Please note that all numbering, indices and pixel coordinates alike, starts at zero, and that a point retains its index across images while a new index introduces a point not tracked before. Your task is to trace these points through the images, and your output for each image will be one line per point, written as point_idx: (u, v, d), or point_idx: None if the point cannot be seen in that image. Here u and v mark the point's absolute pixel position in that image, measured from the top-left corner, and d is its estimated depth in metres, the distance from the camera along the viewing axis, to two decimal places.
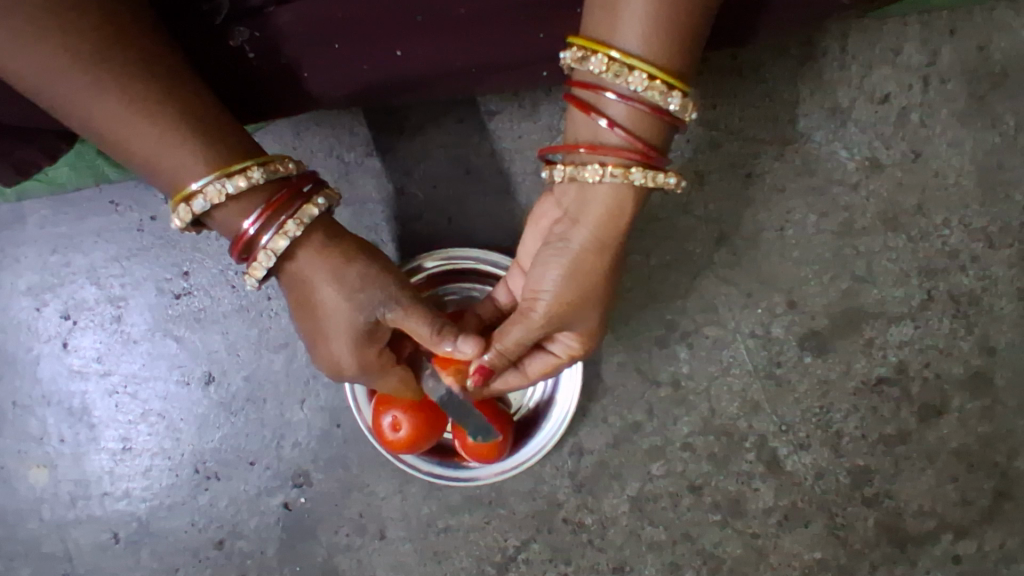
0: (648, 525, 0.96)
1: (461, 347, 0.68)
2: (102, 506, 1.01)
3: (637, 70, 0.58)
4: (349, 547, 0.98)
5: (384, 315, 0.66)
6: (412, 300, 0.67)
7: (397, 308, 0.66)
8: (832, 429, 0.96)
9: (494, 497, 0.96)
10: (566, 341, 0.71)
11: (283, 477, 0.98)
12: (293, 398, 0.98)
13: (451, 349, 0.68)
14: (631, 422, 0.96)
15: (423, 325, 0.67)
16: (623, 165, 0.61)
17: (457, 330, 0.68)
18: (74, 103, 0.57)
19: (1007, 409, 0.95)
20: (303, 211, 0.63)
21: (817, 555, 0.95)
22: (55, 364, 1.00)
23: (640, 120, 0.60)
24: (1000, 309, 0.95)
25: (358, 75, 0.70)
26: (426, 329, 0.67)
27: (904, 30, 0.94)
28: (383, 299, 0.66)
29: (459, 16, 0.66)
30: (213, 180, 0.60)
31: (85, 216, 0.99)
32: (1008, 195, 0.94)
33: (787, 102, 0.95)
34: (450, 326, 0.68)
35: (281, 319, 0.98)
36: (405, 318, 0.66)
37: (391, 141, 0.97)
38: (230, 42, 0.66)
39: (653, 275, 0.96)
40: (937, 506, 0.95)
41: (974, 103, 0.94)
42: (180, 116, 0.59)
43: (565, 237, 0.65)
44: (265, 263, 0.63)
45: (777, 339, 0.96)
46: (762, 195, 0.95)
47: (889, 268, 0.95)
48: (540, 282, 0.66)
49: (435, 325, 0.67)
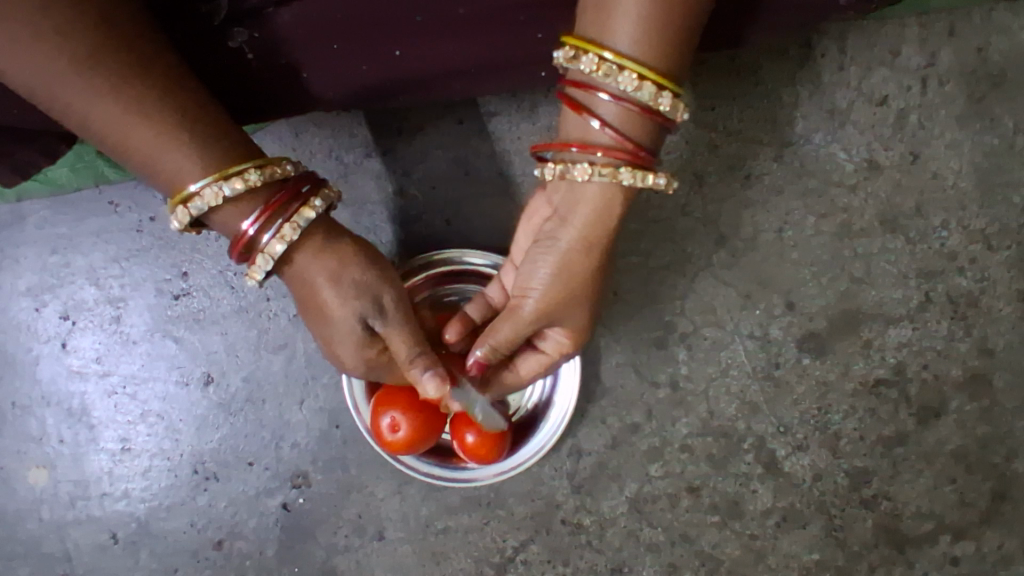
0: (646, 526, 0.96)
1: (428, 381, 0.67)
2: (102, 506, 1.01)
3: (627, 70, 0.58)
4: (348, 547, 0.98)
5: (376, 325, 0.67)
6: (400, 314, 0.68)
7: (385, 321, 0.67)
8: (830, 430, 0.96)
9: (493, 498, 0.96)
10: (556, 337, 0.71)
11: (281, 478, 0.98)
12: (292, 399, 0.98)
13: (418, 379, 0.67)
14: (630, 423, 0.96)
15: (404, 348, 0.67)
16: (612, 164, 0.62)
17: (431, 362, 0.68)
18: (71, 103, 0.57)
19: (1006, 410, 0.95)
20: (300, 215, 0.63)
21: (816, 556, 0.95)
22: (55, 364, 1.01)
23: (630, 120, 0.60)
24: (998, 310, 0.95)
25: (357, 75, 0.70)
26: (403, 353, 0.67)
27: (903, 31, 0.94)
28: (375, 309, 0.66)
29: (459, 16, 0.66)
30: (211, 183, 0.60)
31: (85, 217, 0.99)
32: (1007, 197, 0.94)
33: (786, 103, 0.95)
34: (425, 355, 0.68)
35: (281, 319, 0.98)
36: (392, 333, 0.67)
37: (390, 142, 0.97)
38: (230, 43, 0.65)
39: (652, 275, 0.96)
40: (936, 507, 0.95)
41: (973, 105, 0.94)
42: (177, 119, 0.59)
43: (553, 235, 0.66)
44: (263, 266, 0.63)
45: (776, 340, 0.96)
46: (761, 196, 0.96)
47: (887, 269, 0.95)
48: (529, 279, 0.67)
49: (410, 354, 0.67)
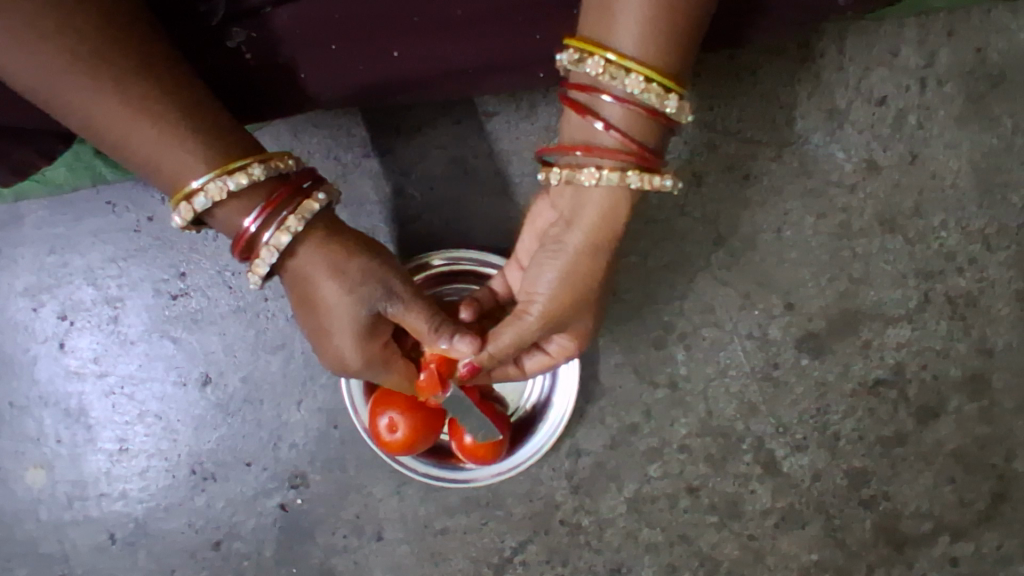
0: (645, 526, 0.96)
1: (458, 345, 0.68)
2: (100, 507, 1.01)
3: (634, 73, 0.58)
4: (346, 548, 0.98)
5: (386, 309, 0.66)
6: (411, 294, 0.68)
7: (397, 302, 0.67)
8: (829, 430, 0.96)
9: (491, 498, 0.96)
10: (560, 342, 0.72)
11: (280, 478, 0.98)
12: (290, 399, 0.98)
13: (447, 346, 0.68)
14: (629, 423, 0.96)
15: (422, 320, 0.67)
16: (620, 167, 0.61)
17: (454, 328, 0.69)
18: (72, 100, 0.57)
19: (1005, 410, 0.95)
20: (304, 207, 0.63)
21: (815, 556, 0.95)
22: (52, 365, 1.00)
23: (636, 121, 0.60)
24: (997, 310, 0.94)
25: (355, 75, 0.70)
26: (424, 324, 0.68)
27: (901, 31, 0.94)
28: (384, 293, 0.66)
29: (456, 18, 0.66)
30: (215, 178, 0.60)
31: (83, 217, 0.99)
32: (1005, 197, 0.94)
33: (785, 103, 0.95)
34: (448, 323, 0.69)
35: (278, 319, 0.98)
36: (404, 313, 0.67)
37: (388, 142, 0.97)
38: (229, 42, 0.65)
39: (650, 275, 0.96)
40: (935, 507, 0.95)
41: (972, 105, 0.94)
42: (180, 117, 0.59)
43: (559, 239, 0.65)
44: (267, 260, 0.63)
45: (774, 340, 0.96)
46: (759, 196, 0.95)
47: (886, 269, 0.95)
48: (536, 283, 0.66)
49: (434, 321, 0.68)
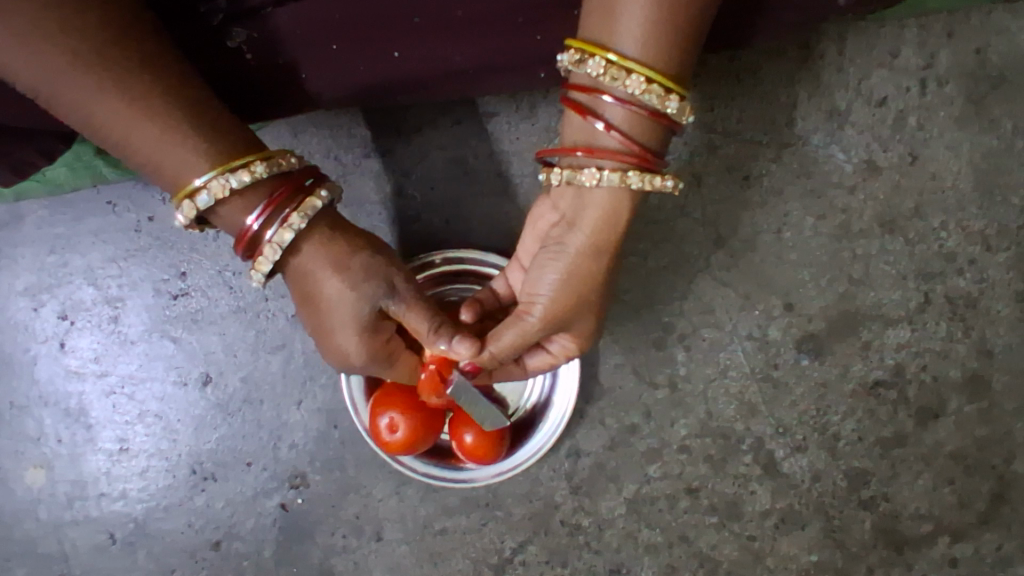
0: (644, 527, 0.96)
1: (456, 347, 0.68)
2: (99, 506, 1.01)
3: (635, 73, 0.58)
4: (346, 548, 0.98)
5: (388, 306, 0.66)
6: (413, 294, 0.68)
7: (399, 300, 0.67)
8: (829, 431, 0.96)
9: (491, 498, 0.96)
10: (562, 342, 0.72)
11: (280, 478, 0.98)
12: (290, 399, 0.98)
13: (446, 347, 0.68)
14: (629, 424, 0.96)
15: (422, 320, 0.67)
16: (621, 168, 0.61)
17: (454, 331, 0.69)
18: (73, 99, 0.57)
19: (1005, 411, 0.95)
20: (307, 204, 0.63)
21: (814, 557, 0.95)
22: (52, 365, 1.00)
23: (637, 122, 0.60)
24: (997, 311, 0.94)
25: (355, 75, 0.70)
26: (425, 325, 0.67)
27: (901, 32, 0.94)
28: (387, 290, 0.66)
29: (457, 18, 0.66)
30: (217, 176, 0.60)
31: (83, 216, 0.99)
32: (1005, 198, 0.94)
33: (786, 104, 0.95)
34: (448, 325, 0.68)
35: (279, 319, 0.98)
36: (406, 313, 0.67)
37: (389, 142, 0.97)
38: (230, 42, 0.65)
39: (650, 276, 0.96)
40: (934, 508, 0.95)
41: (972, 106, 0.94)
42: (181, 115, 0.59)
43: (561, 240, 0.65)
44: (270, 258, 0.63)
45: (774, 340, 0.96)
46: (759, 197, 0.95)
47: (886, 271, 0.95)
48: (537, 284, 0.66)
49: (435, 322, 0.68)
